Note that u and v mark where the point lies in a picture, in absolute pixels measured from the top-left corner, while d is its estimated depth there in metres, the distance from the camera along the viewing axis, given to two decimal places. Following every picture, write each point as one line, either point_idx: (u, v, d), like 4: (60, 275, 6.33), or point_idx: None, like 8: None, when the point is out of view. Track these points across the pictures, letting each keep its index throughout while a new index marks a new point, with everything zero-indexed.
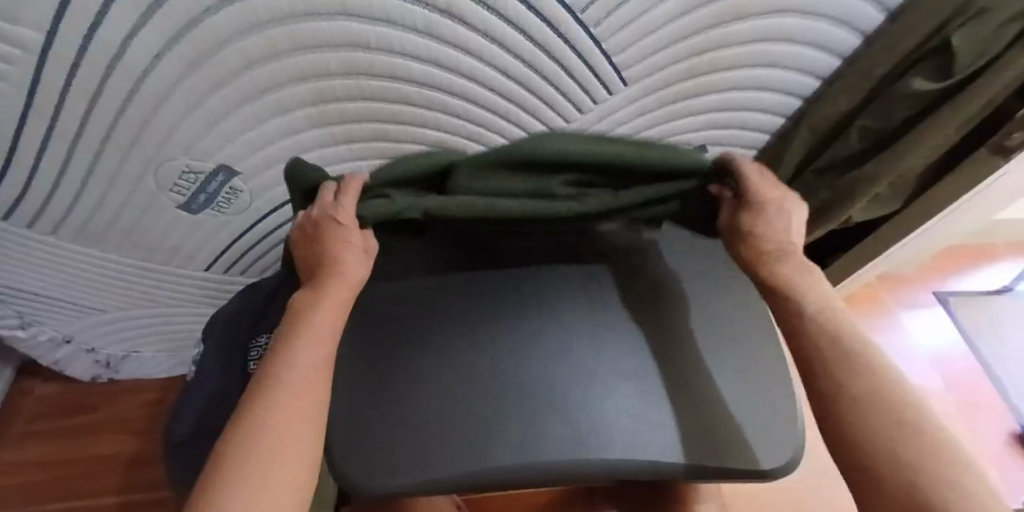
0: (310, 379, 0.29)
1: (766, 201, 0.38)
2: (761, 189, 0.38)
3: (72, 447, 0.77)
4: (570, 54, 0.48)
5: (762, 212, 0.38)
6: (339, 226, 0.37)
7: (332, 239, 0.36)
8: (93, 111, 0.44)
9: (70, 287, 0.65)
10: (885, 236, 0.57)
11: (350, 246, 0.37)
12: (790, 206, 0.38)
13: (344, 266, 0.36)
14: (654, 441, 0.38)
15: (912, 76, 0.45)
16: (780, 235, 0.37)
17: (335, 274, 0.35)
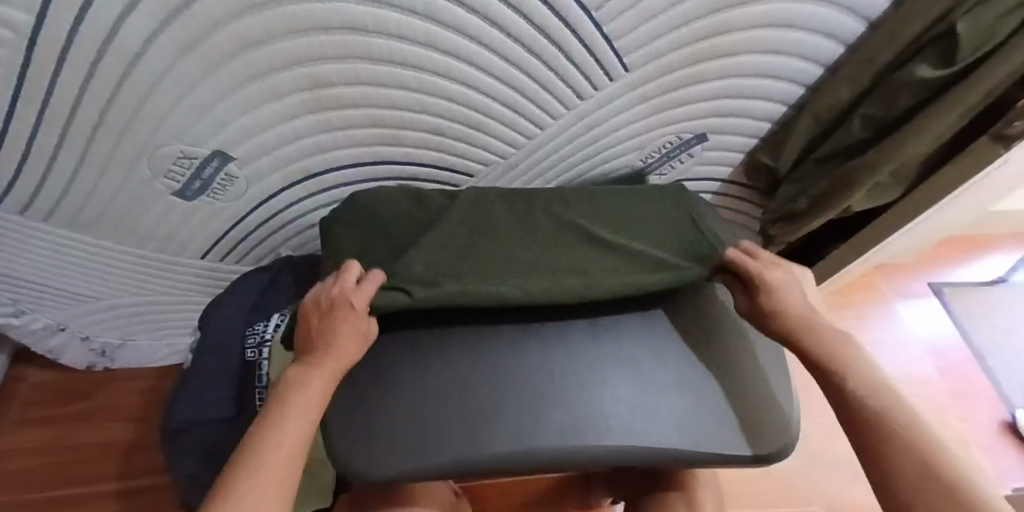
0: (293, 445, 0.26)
1: (780, 283, 0.41)
2: (771, 274, 0.42)
3: (69, 434, 0.77)
4: (571, 39, 0.47)
5: (778, 292, 0.40)
6: (353, 306, 0.37)
7: (341, 315, 0.36)
8: (85, 94, 0.43)
9: (63, 274, 0.64)
10: (884, 226, 0.57)
11: (359, 324, 0.36)
12: (801, 283, 0.42)
13: (344, 339, 0.34)
14: (652, 429, 0.38)
15: (915, 64, 0.45)
16: (801, 311, 0.39)
17: (333, 347, 0.33)
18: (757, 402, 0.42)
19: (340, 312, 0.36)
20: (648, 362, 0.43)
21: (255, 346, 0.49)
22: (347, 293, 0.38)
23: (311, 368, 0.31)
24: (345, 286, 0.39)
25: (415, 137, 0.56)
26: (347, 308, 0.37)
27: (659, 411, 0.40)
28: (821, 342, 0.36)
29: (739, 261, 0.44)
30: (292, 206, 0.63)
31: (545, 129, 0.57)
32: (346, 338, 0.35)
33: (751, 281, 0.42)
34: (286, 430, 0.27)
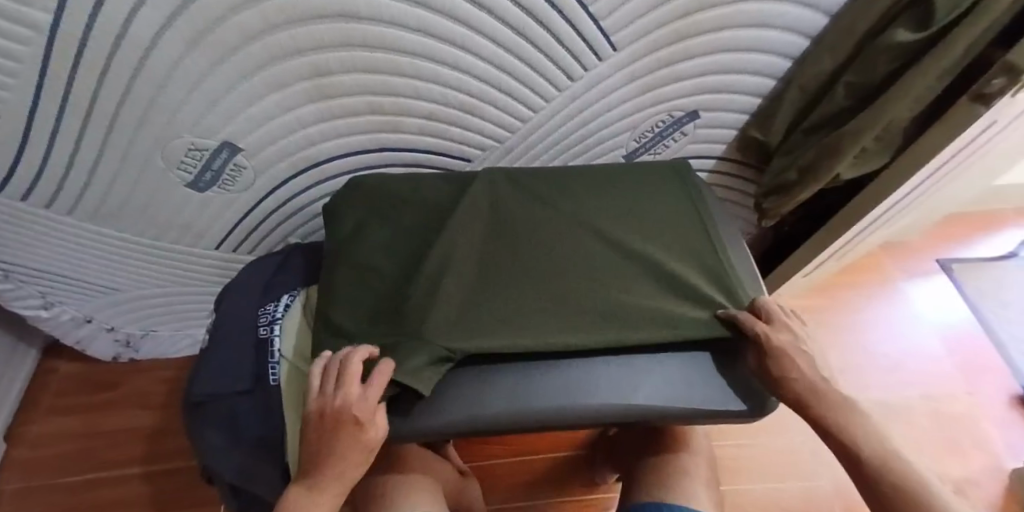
0: None
1: (786, 347, 0.39)
2: (779, 337, 0.39)
3: (98, 421, 0.81)
4: (557, 20, 0.49)
5: (787, 356, 0.39)
6: (367, 414, 0.35)
7: (347, 432, 0.34)
8: (102, 89, 0.46)
9: (87, 267, 0.67)
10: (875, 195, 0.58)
11: (361, 444, 0.35)
12: (802, 343, 0.41)
13: (344, 464, 0.34)
14: (639, 387, 0.40)
15: (894, 28, 0.45)
16: (805, 380, 0.39)
17: (336, 470, 0.34)
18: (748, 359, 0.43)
19: (346, 428, 0.34)
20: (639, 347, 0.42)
21: (266, 324, 0.52)
22: (352, 406, 0.35)
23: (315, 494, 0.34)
24: (349, 389, 0.36)
25: (412, 124, 0.58)
26: (349, 422, 0.35)
27: (648, 369, 0.41)
28: (828, 406, 0.38)
29: (743, 319, 0.41)
30: (300, 195, 0.66)
31: (537, 111, 0.59)
32: (343, 461, 0.34)
33: (759, 345, 0.40)
34: None
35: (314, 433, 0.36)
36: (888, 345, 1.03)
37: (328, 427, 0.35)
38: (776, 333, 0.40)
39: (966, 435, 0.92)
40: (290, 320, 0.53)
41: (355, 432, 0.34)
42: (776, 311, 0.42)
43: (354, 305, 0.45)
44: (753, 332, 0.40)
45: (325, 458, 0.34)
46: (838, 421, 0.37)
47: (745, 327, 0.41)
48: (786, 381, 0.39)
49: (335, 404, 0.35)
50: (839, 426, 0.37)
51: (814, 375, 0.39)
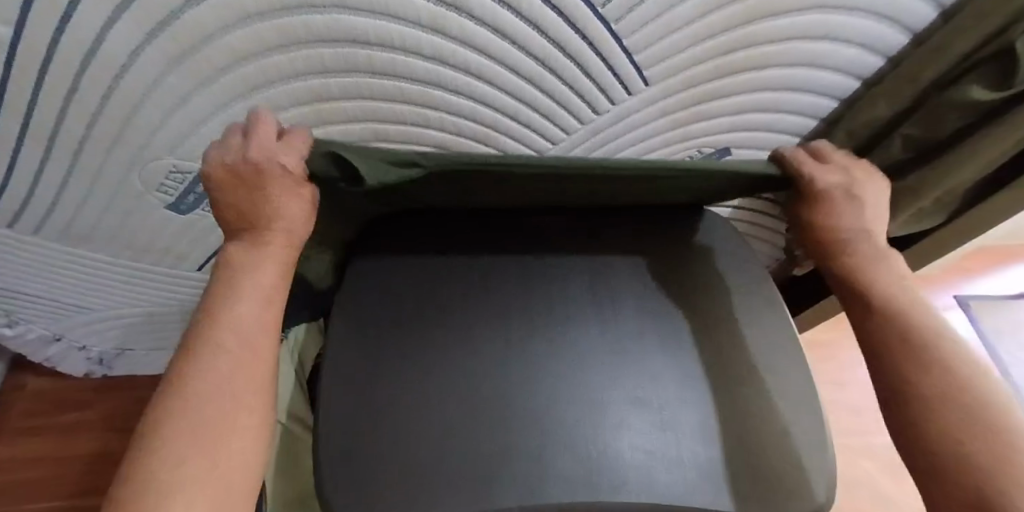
0: (234, 350, 0.33)
1: (829, 189, 0.44)
2: (824, 180, 0.43)
3: (67, 444, 0.76)
4: (587, 51, 0.43)
5: (837, 205, 0.44)
6: (267, 166, 0.36)
7: (259, 189, 0.37)
8: (69, 107, 0.40)
9: (58, 287, 0.62)
10: (933, 245, 0.56)
11: (301, 199, 0.39)
12: (864, 193, 0.45)
13: (286, 211, 0.38)
14: (670, 473, 0.37)
15: (966, 84, 0.42)
16: (844, 232, 0.44)
17: (267, 229, 0.38)
18: (768, 417, 0.41)
19: (255, 184, 0.37)
20: (669, 432, 0.39)
21: None
22: (273, 156, 0.36)
23: (249, 254, 0.37)
24: (263, 143, 0.36)
25: (419, 151, 0.53)
26: (276, 176, 0.37)
27: (681, 460, 0.38)
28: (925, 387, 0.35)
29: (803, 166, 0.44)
30: None
31: (557, 143, 0.54)
32: (286, 210, 0.38)
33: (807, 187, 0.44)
34: (235, 306, 0.35)
35: (233, 196, 0.37)
36: None
37: (252, 184, 0.37)
38: (830, 175, 0.44)
39: None
40: None
41: (286, 181, 0.37)
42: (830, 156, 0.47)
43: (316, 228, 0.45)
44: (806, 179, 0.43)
45: (265, 215, 0.38)
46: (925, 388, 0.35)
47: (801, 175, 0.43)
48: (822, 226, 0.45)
49: (238, 161, 0.36)
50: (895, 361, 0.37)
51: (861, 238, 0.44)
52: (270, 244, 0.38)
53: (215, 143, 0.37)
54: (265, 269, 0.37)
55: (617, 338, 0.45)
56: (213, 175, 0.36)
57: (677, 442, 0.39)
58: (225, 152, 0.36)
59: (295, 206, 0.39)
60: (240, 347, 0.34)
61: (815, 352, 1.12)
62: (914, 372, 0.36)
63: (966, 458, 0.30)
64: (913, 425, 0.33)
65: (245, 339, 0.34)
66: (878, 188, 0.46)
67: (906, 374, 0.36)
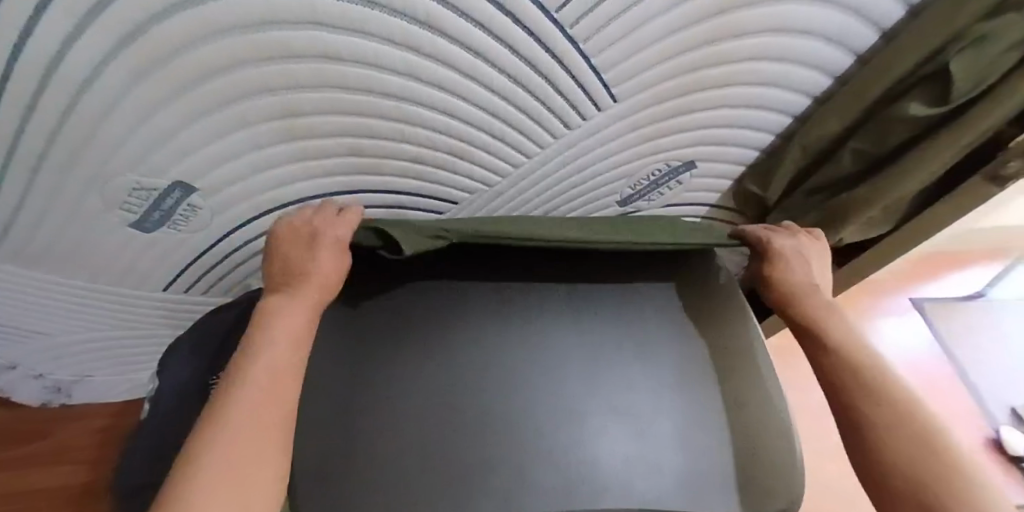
0: (270, 383, 0.31)
1: (781, 249, 0.49)
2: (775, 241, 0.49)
3: (16, 479, 0.71)
4: (558, 68, 0.45)
5: (786, 261, 0.48)
6: (327, 238, 0.41)
7: (307, 249, 0.41)
8: (27, 126, 0.39)
9: (11, 311, 0.59)
10: (885, 252, 0.58)
11: (338, 260, 0.41)
12: (811, 255, 0.49)
13: (323, 268, 0.39)
14: (648, 480, 0.37)
15: (908, 100, 0.45)
16: (799, 283, 0.47)
17: (307, 275, 0.39)
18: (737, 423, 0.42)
19: (306, 246, 0.41)
20: (645, 440, 0.40)
21: None
22: (330, 229, 0.42)
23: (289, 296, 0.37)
24: (326, 218, 0.43)
25: (394, 166, 0.53)
26: (328, 239, 0.41)
27: (659, 465, 0.38)
28: (877, 409, 0.37)
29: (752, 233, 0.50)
30: (263, 236, 0.60)
31: (531, 157, 0.55)
32: (321, 268, 0.39)
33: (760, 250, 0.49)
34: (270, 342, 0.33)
35: (288, 254, 0.41)
36: None
37: (306, 243, 0.41)
38: (778, 239, 0.49)
39: None
40: None
41: (333, 242, 0.41)
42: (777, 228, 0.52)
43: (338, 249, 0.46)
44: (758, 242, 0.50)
45: (305, 268, 0.39)
46: (878, 408, 0.37)
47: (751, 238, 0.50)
48: (776, 280, 0.47)
49: (309, 227, 0.42)
50: (852, 387, 0.39)
51: (812, 288, 0.46)
52: (300, 294, 0.37)
53: (290, 214, 0.44)
54: (292, 319, 0.36)
55: (595, 346, 0.46)
56: (283, 235, 0.42)
57: (657, 448, 0.40)
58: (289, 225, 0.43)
59: (333, 258, 0.41)
60: (276, 381, 0.31)
61: (785, 357, 1.16)
62: (863, 396, 0.38)
63: (913, 480, 0.32)
64: (865, 451, 0.35)
65: (270, 381, 0.31)
66: (823, 256, 0.50)
67: (860, 399, 0.38)
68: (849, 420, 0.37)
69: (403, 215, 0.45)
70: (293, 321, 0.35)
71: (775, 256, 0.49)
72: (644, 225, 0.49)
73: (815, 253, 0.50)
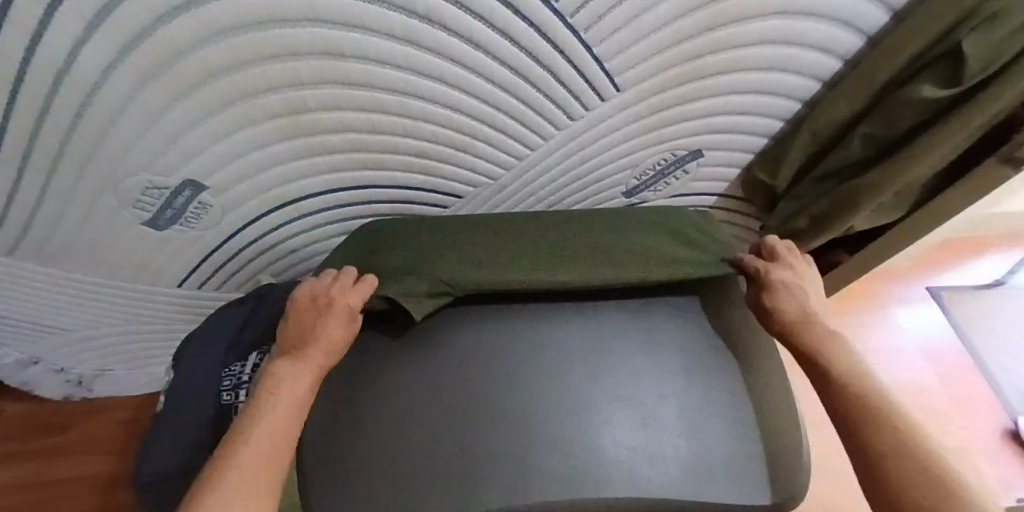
0: (264, 465, 0.26)
1: (780, 278, 0.45)
2: (777, 271, 0.46)
3: (42, 470, 0.74)
4: (559, 60, 0.45)
5: (786, 291, 0.44)
6: (340, 304, 0.40)
7: (319, 314, 0.39)
8: (41, 128, 0.40)
9: (32, 308, 0.61)
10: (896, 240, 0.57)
11: (348, 328, 0.39)
12: (810, 287, 0.45)
13: (332, 335, 0.37)
14: (654, 468, 0.38)
15: (919, 82, 0.44)
16: (799, 314, 0.42)
17: (314, 341, 0.36)
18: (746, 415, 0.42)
19: (319, 311, 0.39)
20: (649, 430, 0.40)
21: (229, 388, 0.48)
22: (344, 296, 0.41)
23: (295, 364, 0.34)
24: (342, 286, 0.42)
25: (398, 161, 0.54)
26: (340, 307, 0.40)
27: (663, 454, 0.38)
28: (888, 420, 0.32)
29: (749, 262, 0.48)
30: (272, 232, 0.60)
31: (535, 149, 0.55)
32: (330, 331, 0.38)
33: (761, 280, 0.46)
34: (268, 416, 0.29)
35: (299, 321, 0.38)
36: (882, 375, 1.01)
37: (319, 310, 0.39)
38: (778, 270, 0.46)
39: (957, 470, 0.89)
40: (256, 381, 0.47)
41: (344, 310, 0.40)
42: (780, 256, 0.48)
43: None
44: (755, 270, 0.47)
45: (313, 334, 0.37)
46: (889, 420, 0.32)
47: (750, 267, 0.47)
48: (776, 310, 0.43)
49: (325, 293, 0.41)
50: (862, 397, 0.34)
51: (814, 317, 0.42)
52: (307, 358, 0.35)
53: (310, 279, 0.43)
54: (297, 382, 0.32)
55: (601, 335, 0.46)
56: (296, 299, 0.40)
57: (663, 437, 0.39)
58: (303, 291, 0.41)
59: (342, 325, 0.39)
60: (271, 463, 0.27)
61: None
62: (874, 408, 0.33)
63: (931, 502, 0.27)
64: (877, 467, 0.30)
65: (262, 462, 0.26)
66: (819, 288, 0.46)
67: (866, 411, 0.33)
68: (852, 432, 0.33)
69: (402, 260, 0.47)
70: (294, 386, 0.32)
71: (775, 284, 0.45)
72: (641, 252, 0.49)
73: (816, 285, 0.46)
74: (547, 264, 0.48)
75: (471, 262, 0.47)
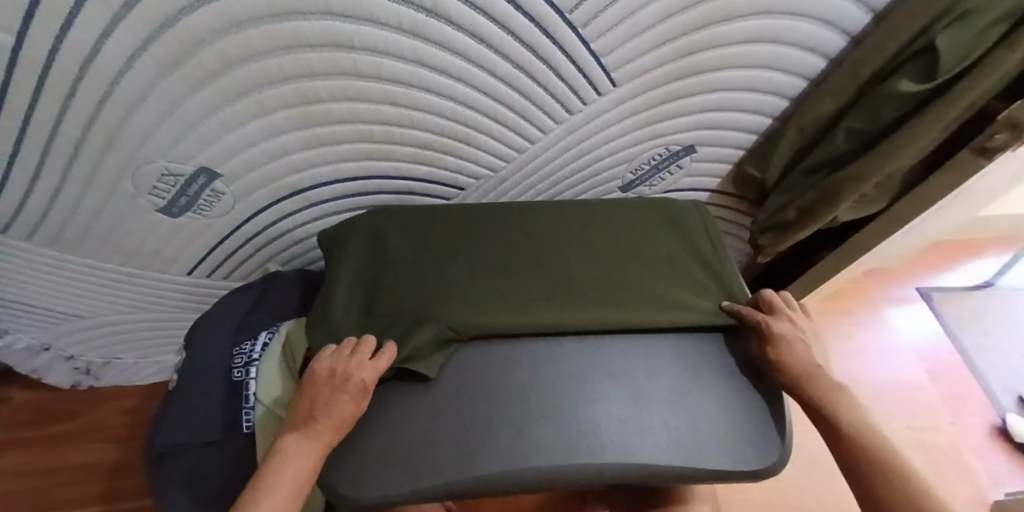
0: None
1: (781, 330, 0.44)
2: (778, 324, 0.45)
3: (49, 456, 0.75)
4: (558, 54, 0.47)
5: (788, 343, 0.44)
6: (352, 383, 0.38)
7: (331, 391, 0.37)
8: (66, 114, 0.42)
9: (47, 293, 0.63)
10: (881, 231, 0.60)
11: (357, 409, 0.38)
12: (806, 337, 0.45)
13: (338, 420, 0.37)
14: (644, 439, 0.39)
15: (899, 77, 0.47)
16: (802, 368, 0.43)
17: (318, 429, 0.36)
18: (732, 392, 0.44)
19: (331, 388, 0.38)
20: (642, 404, 0.41)
21: (241, 366, 0.50)
22: (359, 372, 0.38)
23: (294, 457, 0.35)
24: (361, 359, 0.40)
25: (405, 152, 0.56)
26: (352, 386, 0.38)
27: (653, 425, 0.40)
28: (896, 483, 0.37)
29: (746, 311, 0.47)
30: (280, 221, 0.63)
31: (534, 142, 0.58)
32: (336, 416, 0.37)
33: (760, 331, 0.45)
34: None
35: (313, 396, 0.38)
36: (874, 373, 1.03)
37: (332, 385, 0.38)
38: (776, 321, 0.45)
39: (949, 466, 0.91)
40: (268, 358, 0.50)
41: (356, 391, 0.38)
42: (775, 302, 0.47)
43: (347, 301, 0.48)
44: (756, 321, 0.45)
45: (320, 416, 0.37)
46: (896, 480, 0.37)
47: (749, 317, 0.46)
48: (783, 366, 0.43)
49: (342, 366, 0.39)
50: (867, 456, 0.38)
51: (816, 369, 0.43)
52: (311, 442, 0.36)
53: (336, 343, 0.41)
54: (288, 482, 0.34)
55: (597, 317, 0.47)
56: (315, 369, 0.39)
57: (655, 410, 0.41)
58: (324, 361, 0.39)
59: (350, 409, 0.37)
60: None
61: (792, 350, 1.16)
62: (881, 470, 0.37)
63: None
64: None
65: None
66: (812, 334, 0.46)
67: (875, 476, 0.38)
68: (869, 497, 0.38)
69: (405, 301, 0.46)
70: (292, 474, 0.34)
71: (776, 338, 0.44)
72: (650, 294, 0.48)
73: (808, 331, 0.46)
74: (555, 309, 0.46)
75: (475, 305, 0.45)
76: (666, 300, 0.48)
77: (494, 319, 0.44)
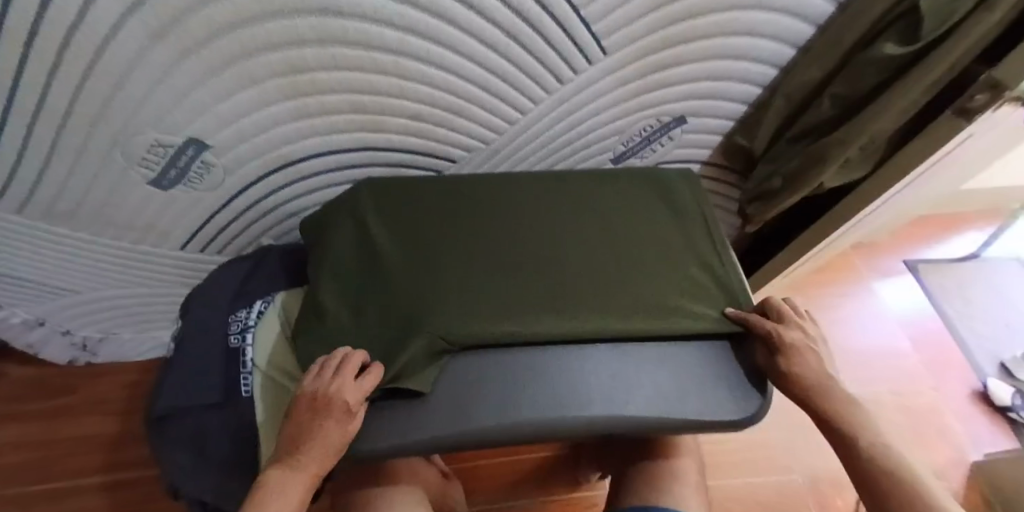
0: None
1: (793, 340, 0.43)
2: (789, 333, 0.43)
3: (49, 429, 0.76)
4: (548, 22, 0.47)
5: (798, 353, 0.42)
6: (336, 403, 0.34)
7: (315, 415, 0.34)
8: (54, 83, 0.42)
9: (41, 268, 0.63)
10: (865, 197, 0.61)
11: (345, 432, 0.34)
12: (818, 347, 0.43)
13: (322, 445, 0.33)
14: (631, 395, 0.40)
15: (882, 40, 0.47)
16: (812, 380, 0.41)
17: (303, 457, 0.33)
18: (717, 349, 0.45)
19: (315, 412, 0.34)
20: (629, 360, 0.43)
21: (238, 333, 0.51)
22: (341, 391, 0.35)
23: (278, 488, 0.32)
24: (346, 377, 0.36)
25: (396, 123, 0.56)
26: (336, 408, 0.34)
27: (639, 382, 0.41)
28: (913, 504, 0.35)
29: (753, 319, 0.44)
30: (272, 195, 0.63)
31: (525, 114, 0.58)
32: (321, 441, 0.33)
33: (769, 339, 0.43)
34: None
35: (297, 422, 0.35)
36: (859, 342, 1.05)
37: (316, 408, 0.35)
38: (788, 330, 0.43)
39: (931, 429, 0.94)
40: (264, 325, 0.50)
41: (339, 412, 0.34)
42: (784, 310, 0.45)
43: (338, 295, 0.45)
44: (764, 330, 0.43)
45: (304, 443, 0.33)
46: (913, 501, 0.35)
47: (756, 325, 0.44)
48: (793, 379, 0.42)
49: (325, 386, 0.35)
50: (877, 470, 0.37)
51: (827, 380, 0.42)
52: (296, 473, 0.32)
53: (321, 362, 0.38)
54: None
55: None
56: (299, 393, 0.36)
57: (642, 366, 0.42)
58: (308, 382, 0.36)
59: (336, 432, 0.34)
60: None
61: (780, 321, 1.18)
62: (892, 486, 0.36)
63: None
64: None
65: None
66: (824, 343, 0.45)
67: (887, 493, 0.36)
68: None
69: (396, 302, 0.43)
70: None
71: (787, 348, 0.42)
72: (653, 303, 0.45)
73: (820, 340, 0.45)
74: (552, 319, 0.43)
75: (468, 314, 0.42)
76: (670, 307, 0.45)
77: (489, 329, 0.41)
